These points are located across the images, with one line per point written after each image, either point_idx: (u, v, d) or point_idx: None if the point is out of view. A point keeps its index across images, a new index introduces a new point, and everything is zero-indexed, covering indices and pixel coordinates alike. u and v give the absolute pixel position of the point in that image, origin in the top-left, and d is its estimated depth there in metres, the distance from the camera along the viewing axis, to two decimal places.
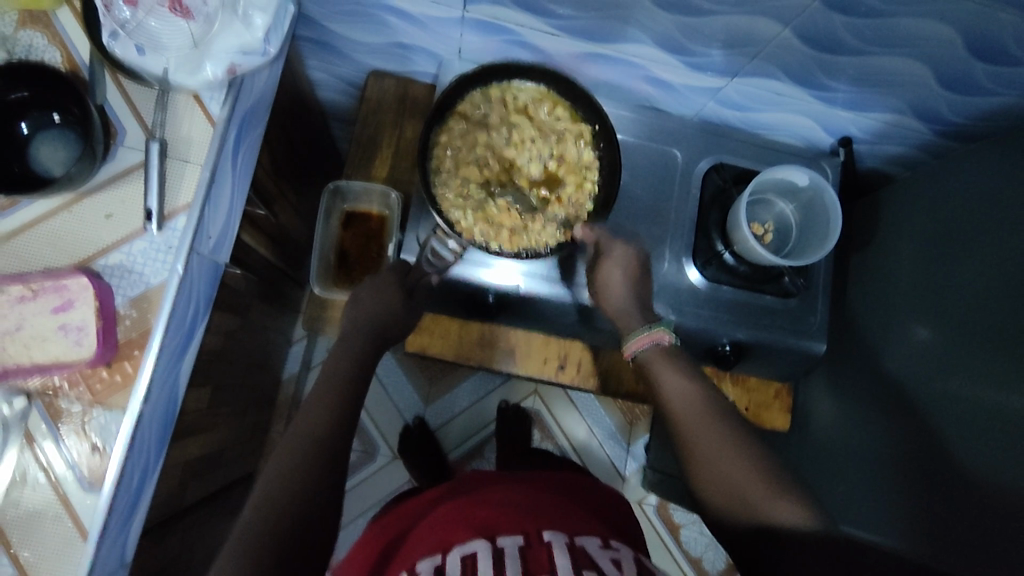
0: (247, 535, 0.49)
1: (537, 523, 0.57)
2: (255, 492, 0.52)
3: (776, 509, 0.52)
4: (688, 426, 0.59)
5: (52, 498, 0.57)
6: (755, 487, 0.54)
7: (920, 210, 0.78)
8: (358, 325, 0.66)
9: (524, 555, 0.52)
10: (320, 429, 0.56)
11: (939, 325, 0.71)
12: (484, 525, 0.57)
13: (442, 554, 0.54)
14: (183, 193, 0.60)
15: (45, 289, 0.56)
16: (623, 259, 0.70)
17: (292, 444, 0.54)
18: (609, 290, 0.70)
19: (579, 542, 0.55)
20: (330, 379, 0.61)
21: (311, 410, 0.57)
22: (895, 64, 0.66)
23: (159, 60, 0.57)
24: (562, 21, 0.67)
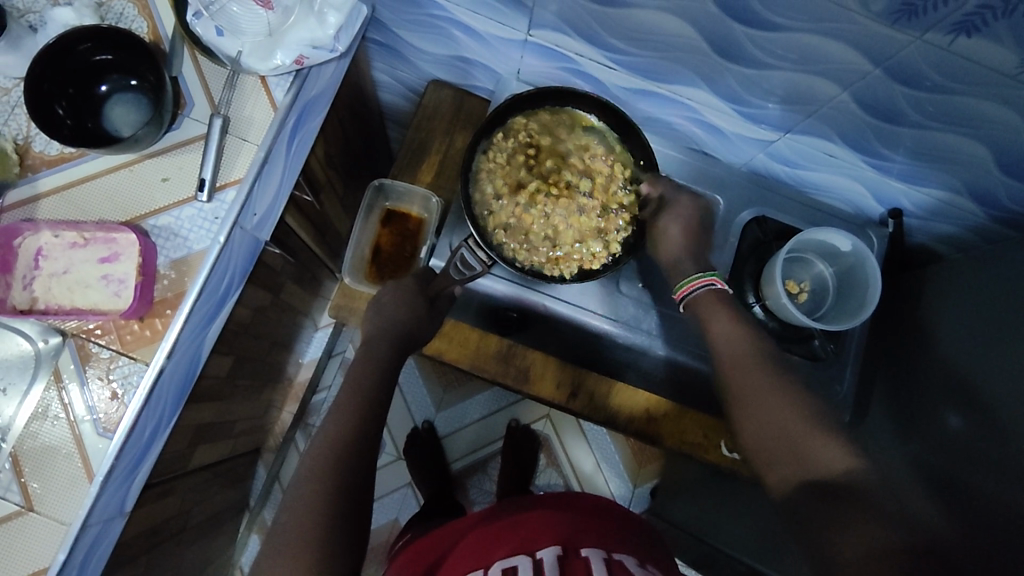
0: (286, 527, 0.50)
1: (578, 537, 0.58)
2: (289, 494, 0.53)
3: (813, 446, 0.51)
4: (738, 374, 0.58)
5: (68, 437, 0.60)
6: (793, 425, 0.53)
7: (966, 295, 0.76)
8: (383, 327, 0.65)
9: (562, 566, 0.53)
10: (350, 430, 0.56)
11: (972, 414, 0.68)
12: (527, 538, 0.58)
13: (484, 570, 0.55)
14: (236, 169, 0.63)
15: (95, 239, 0.60)
16: (683, 210, 0.70)
17: (323, 445, 0.55)
18: (666, 239, 0.69)
19: (616, 558, 0.55)
20: (356, 381, 0.60)
21: (341, 411, 0.58)
22: (955, 142, 0.65)
23: (235, 42, 0.61)
24: (622, 57, 0.68)
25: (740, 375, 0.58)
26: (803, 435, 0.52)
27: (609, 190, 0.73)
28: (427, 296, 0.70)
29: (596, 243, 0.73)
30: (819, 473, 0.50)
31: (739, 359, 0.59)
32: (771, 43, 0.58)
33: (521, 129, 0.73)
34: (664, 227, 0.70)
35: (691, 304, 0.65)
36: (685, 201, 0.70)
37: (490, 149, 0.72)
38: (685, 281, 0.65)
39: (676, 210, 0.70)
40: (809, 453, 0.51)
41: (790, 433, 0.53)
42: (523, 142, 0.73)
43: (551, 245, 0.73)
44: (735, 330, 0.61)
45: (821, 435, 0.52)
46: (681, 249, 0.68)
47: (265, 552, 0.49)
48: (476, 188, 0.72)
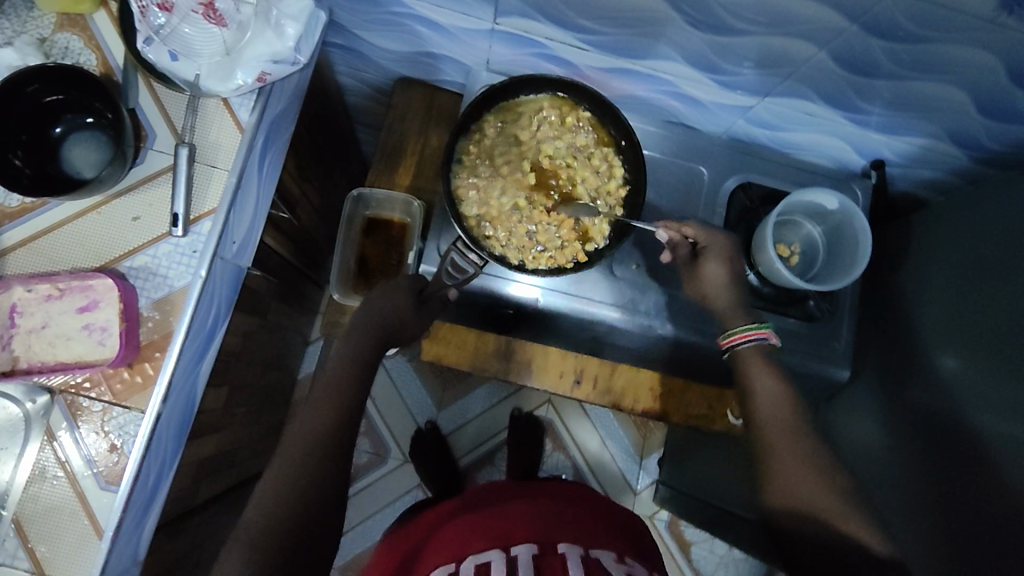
0: (257, 521, 0.48)
1: (556, 534, 0.56)
2: (263, 484, 0.51)
3: (846, 525, 0.51)
4: (778, 438, 0.57)
5: (70, 494, 0.58)
6: (829, 505, 0.52)
7: (952, 238, 0.76)
8: (368, 320, 0.63)
9: (537, 562, 0.52)
10: (322, 425, 0.54)
11: (968, 356, 0.69)
12: (502, 534, 0.56)
13: (456, 564, 0.54)
14: (209, 198, 0.61)
15: (71, 288, 0.57)
16: (723, 251, 0.68)
17: (298, 440, 0.53)
18: (710, 287, 0.68)
19: (594, 555, 0.54)
20: (332, 380, 0.58)
21: (315, 406, 0.56)
22: (932, 89, 0.64)
23: (190, 66, 0.58)
24: (592, 36, 0.66)
25: (781, 440, 0.56)
26: (842, 515, 0.51)
27: (593, 174, 0.72)
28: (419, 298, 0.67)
29: (585, 234, 0.71)
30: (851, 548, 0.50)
31: (782, 425, 0.57)
32: (742, 8, 0.57)
33: (497, 125, 0.71)
34: (705, 268, 0.68)
35: (739, 355, 0.63)
36: (720, 240, 0.68)
37: (468, 148, 0.71)
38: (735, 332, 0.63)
39: (716, 251, 0.68)
40: (848, 534, 0.51)
41: (827, 510, 0.52)
42: (501, 137, 0.72)
43: (541, 240, 0.71)
44: (775, 389, 0.59)
45: (855, 517, 0.51)
46: (722, 290, 0.67)
47: (232, 546, 0.48)
48: (456, 186, 0.71)
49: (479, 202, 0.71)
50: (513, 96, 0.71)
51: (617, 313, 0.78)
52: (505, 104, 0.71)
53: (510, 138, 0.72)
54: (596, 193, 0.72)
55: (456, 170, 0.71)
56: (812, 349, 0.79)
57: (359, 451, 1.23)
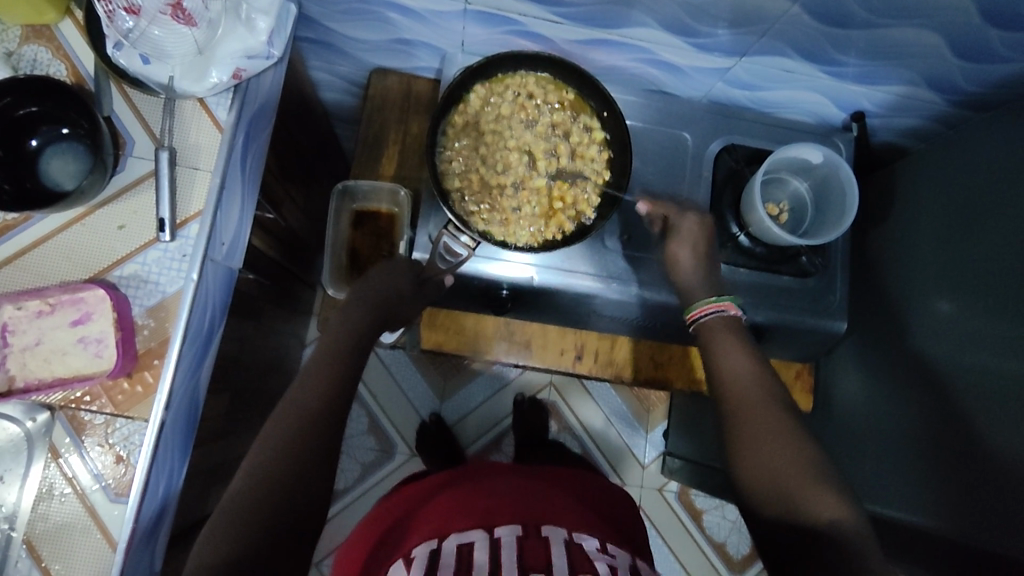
0: (238, 498, 0.47)
1: (543, 517, 0.57)
2: (247, 461, 0.50)
3: (811, 497, 0.50)
4: (745, 408, 0.56)
5: (80, 510, 0.57)
6: (794, 477, 0.51)
7: (936, 182, 0.77)
8: (363, 300, 0.64)
9: (521, 543, 0.52)
10: (315, 402, 0.53)
11: (963, 298, 0.69)
12: (485, 514, 0.57)
13: (438, 540, 0.54)
14: (194, 201, 0.60)
15: (62, 303, 0.57)
16: (692, 235, 0.68)
17: (289, 415, 0.52)
18: (676, 267, 0.68)
19: (577, 540, 0.54)
20: (325, 358, 0.57)
21: (307, 382, 0.55)
22: (906, 35, 0.65)
23: (164, 68, 0.58)
24: (566, 9, 0.66)
25: (751, 411, 0.55)
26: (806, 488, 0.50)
27: (575, 151, 0.73)
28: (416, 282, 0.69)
29: (568, 211, 0.72)
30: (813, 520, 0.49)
31: (749, 396, 0.56)
32: None
33: (485, 100, 0.71)
34: (673, 249, 0.68)
35: (705, 326, 0.63)
36: (692, 222, 0.69)
37: (454, 122, 0.71)
38: (703, 302, 0.63)
39: (685, 235, 0.68)
40: (812, 509, 0.49)
41: (792, 484, 0.51)
42: (488, 112, 0.72)
43: (524, 215, 0.72)
44: (745, 365, 0.58)
45: (821, 489, 0.50)
46: (693, 272, 0.67)
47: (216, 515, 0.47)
48: (442, 158, 0.71)
49: (464, 176, 0.71)
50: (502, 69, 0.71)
51: (611, 285, 0.76)
52: (493, 78, 0.71)
53: (497, 114, 0.72)
54: (581, 168, 0.72)
55: (443, 143, 0.71)
56: (809, 304, 0.79)
57: (365, 449, 1.23)
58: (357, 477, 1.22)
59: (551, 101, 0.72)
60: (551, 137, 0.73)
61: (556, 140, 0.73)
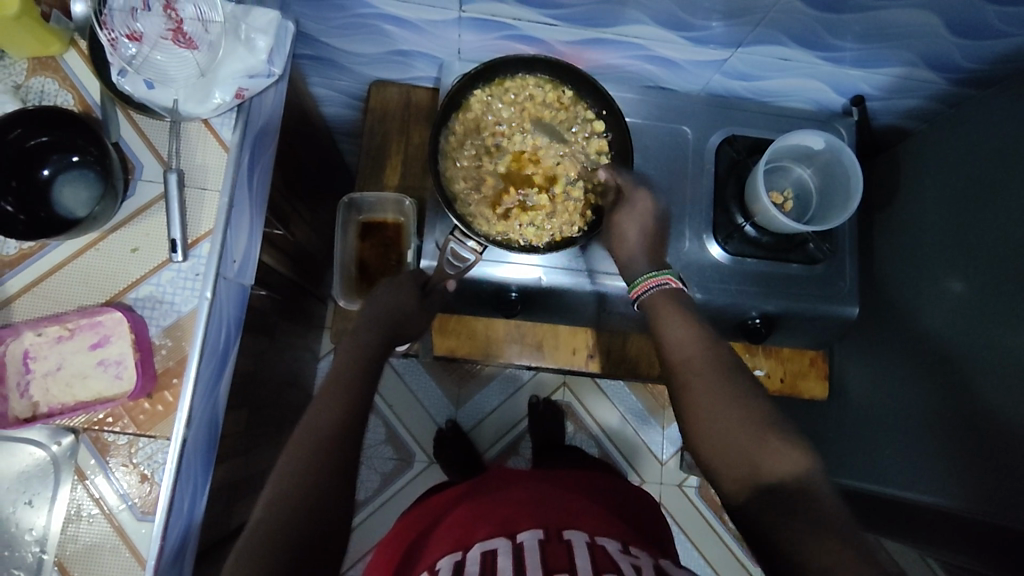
0: (263, 526, 0.47)
1: (564, 522, 0.57)
2: (267, 489, 0.49)
3: (767, 454, 0.48)
4: (688, 373, 0.54)
5: (108, 530, 0.58)
6: (744, 433, 0.49)
7: (942, 161, 0.76)
8: (372, 321, 0.64)
9: (543, 548, 0.52)
10: (333, 421, 0.53)
11: (976, 276, 0.69)
12: (506, 522, 0.57)
13: (461, 552, 0.54)
14: (204, 220, 0.61)
15: (81, 327, 0.58)
16: (643, 212, 0.68)
17: (308, 437, 0.52)
18: (622, 240, 0.67)
19: (599, 542, 0.54)
20: (335, 380, 0.57)
21: (323, 402, 0.55)
22: (901, 15, 0.65)
23: (168, 92, 0.59)
24: (560, 11, 0.67)
25: (695, 374, 0.54)
26: (757, 445, 0.49)
27: (584, 152, 0.73)
28: (424, 293, 0.70)
29: (574, 213, 0.72)
30: (770, 473, 0.47)
31: (691, 361, 0.55)
32: None
33: (486, 107, 0.72)
34: (619, 223, 0.67)
35: (644, 303, 0.62)
36: (644, 198, 0.68)
37: (456, 128, 0.71)
38: (640, 279, 0.63)
39: (636, 209, 0.68)
40: (765, 467, 0.48)
41: (746, 441, 0.49)
42: (490, 119, 0.72)
43: (530, 218, 0.72)
44: (686, 333, 0.57)
45: (775, 441, 0.48)
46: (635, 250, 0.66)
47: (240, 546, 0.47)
48: (446, 164, 0.71)
49: (468, 183, 0.72)
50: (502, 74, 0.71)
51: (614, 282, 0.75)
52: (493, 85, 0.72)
53: (498, 120, 0.73)
54: (585, 171, 0.73)
55: (446, 150, 0.71)
56: (818, 291, 0.79)
57: (383, 458, 1.24)
58: (377, 487, 1.22)
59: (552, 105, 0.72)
60: (554, 141, 0.73)
61: (559, 144, 0.73)
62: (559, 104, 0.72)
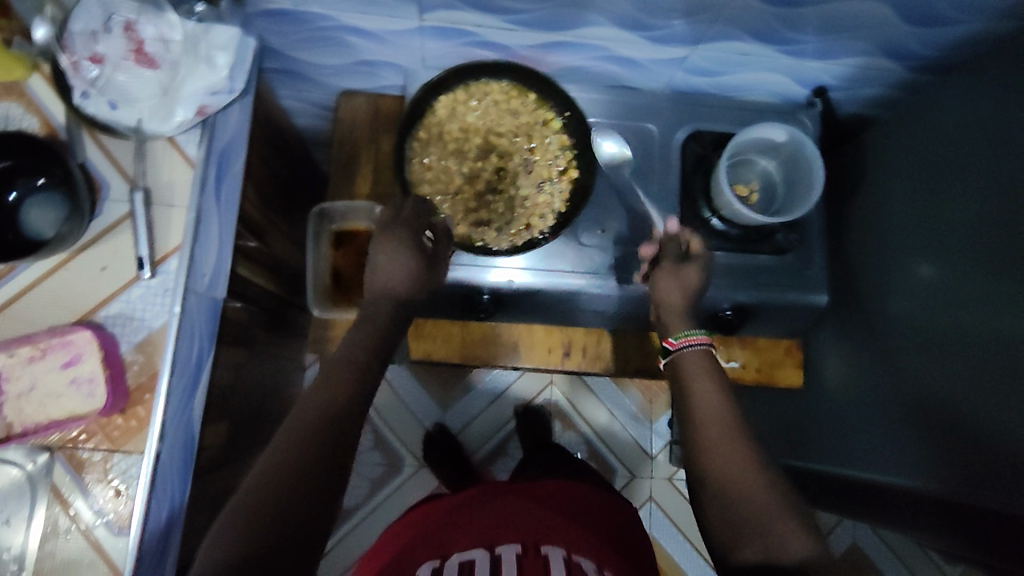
0: (242, 506, 0.47)
1: (543, 535, 0.61)
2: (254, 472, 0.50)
3: (783, 530, 0.50)
4: (717, 436, 0.57)
5: (85, 546, 0.59)
6: (772, 512, 0.51)
7: (905, 148, 0.77)
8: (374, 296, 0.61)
9: (522, 563, 0.56)
10: (324, 412, 0.53)
11: (942, 261, 0.69)
12: (486, 534, 0.61)
13: (440, 560, 0.58)
14: (172, 236, 0.62)
15: (52, 346, 0.58)
16: (687, 278, 0.67)
17: (296, 424, 0.52)
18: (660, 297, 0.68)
19: (577, 559, 0.58)
20: (332, 366, 0.56)
21: (318, 392, 0.54)
22: (855, 7, 0.65)
23: (132, 111, 0.60)
24: (519, 16, 0.68)
25: (721, 439, 0.56)
26: (783, 523, 0.51)
27: (550, 157, 0.74)
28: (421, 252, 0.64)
29: (543, 213, 0.73)
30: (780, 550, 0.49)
31: (717, 419, 0.57)
32: None
33: (455, 109, 0.73)
34: (661, 286, 0.68)
35: (676, 357, 0.64)
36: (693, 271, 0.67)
37: (423, 132, 0.72)
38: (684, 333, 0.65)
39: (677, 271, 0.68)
40: (782, 539, 0.50)
41: (767, 514, 0.51)
42: (458, 122, 0.73)
43: (497, 218, 0.74)
44: (713, 391, 0.60)
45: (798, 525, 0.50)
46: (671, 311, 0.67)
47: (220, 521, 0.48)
48: (413, 167, 0.72)
49: (436, 185, 0.73)
50: (469, 78, 0.72)
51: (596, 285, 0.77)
52: (461, 88, 0.73)
53: (465, 123, 0.73)
54: (552, 171, 0.74)
55: (412, 153, 0.72)
56: (787, 280, 0.79)
57: (373, 464, 1.25)
58: (367, 493, 1.23)
59: (519, 108, 0.73)
60: (521, 143, 0.74)
61: (526, 146, 0.74)
62: (525, 107, 0.73)
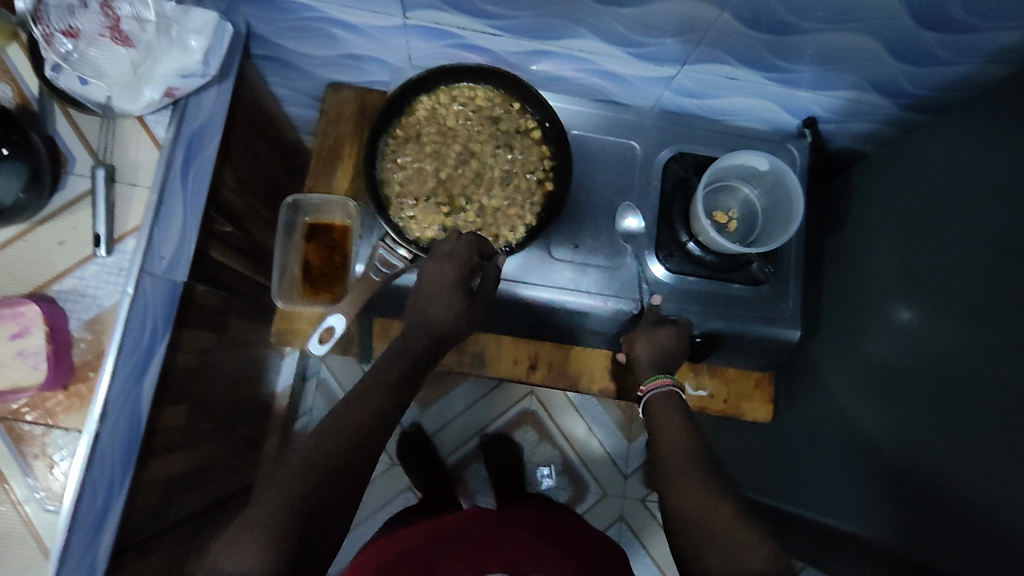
0: (270, 497, 0.45)
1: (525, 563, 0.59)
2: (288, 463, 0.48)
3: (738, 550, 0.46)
4: (673, 470, 0.55)
5: (16, 519, 0.59)
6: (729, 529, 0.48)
7: (890, 188, 0.75)
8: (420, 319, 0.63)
9: None
10: (363, 420, 0.53)
11: (914, 305, 0.67)
12: (468, 559, 0.58)
13: None
14: (132, 216, 0.62)
15: (2, 317, 0.58)
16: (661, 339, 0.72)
17: (336, 424, 0.51)
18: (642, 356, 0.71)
19: None
20: (377, 380, 0.57)
21: (358, 400, 0.54)
22: (844, 40, 0.64)
23: (102, 87, 0.60)
24: (503, 22, 0.67)
25: (676, 471, 0.55)
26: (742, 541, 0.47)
27: (527, 169, 0.73)
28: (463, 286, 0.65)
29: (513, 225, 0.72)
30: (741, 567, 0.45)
31: (676, 452, 0.57)
32: None
33: (435, 111, 0.73)
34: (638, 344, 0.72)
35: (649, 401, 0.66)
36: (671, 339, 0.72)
37: (400, 129, 0.72)
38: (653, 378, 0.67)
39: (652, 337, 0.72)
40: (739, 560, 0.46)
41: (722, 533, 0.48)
42: (437, 124, 0.73)
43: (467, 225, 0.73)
44: (678, 430, 0.60)
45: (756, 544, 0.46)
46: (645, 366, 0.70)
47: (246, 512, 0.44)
48: (385, 164, 0.72)
49: (407, 185, 0.72)
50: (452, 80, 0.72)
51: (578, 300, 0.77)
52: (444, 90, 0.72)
53: (445, 125, 0.73)
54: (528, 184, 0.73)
55: (386, 150, 0.72)
56: (758, 311, 0.78)
57: None
58: None
59: (500, 117, 0.73)
60: (498, 152, 0.73)
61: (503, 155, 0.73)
62: (506, 116, 0.73)
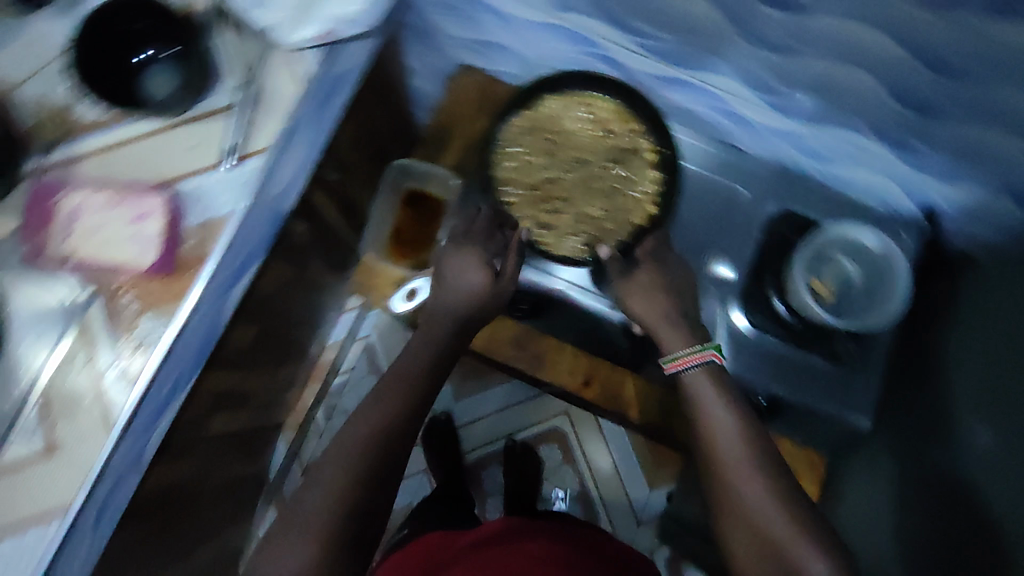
0: (317, 507, 0.57)
1: None
2: (324, 474, 0.58)
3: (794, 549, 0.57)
4: (732, 470, 0.61)
5: (91, 387, 0.62)
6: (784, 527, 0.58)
7: (994, 298, 0.72)
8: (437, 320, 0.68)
9: None
10: (379, 417, 0.61)
11: (997, 424, 0.64)
12: None
13: None
14: (263, 136, 0.65)
15: (130, 198, 0.63)
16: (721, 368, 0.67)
17: (357, 435, 0.60)
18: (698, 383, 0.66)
19: None
20: (399, 374, 0.65)
21: (374, 403, 0.62)
22: (989, 137, 0.62)
23: (269, 14, 0.62)
24: (649, 42, 0.68)
25: (733, 470, 0.61)
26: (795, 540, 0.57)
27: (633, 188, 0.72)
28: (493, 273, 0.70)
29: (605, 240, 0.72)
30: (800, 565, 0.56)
31: (730, 449, 0.63)
32: (796, 28, 0.57)
33: (557, 112, 0.74)
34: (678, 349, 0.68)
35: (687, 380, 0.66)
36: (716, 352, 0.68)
37: (519, 121, 0.74)
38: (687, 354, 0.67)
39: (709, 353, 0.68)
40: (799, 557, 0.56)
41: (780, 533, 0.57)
42: (557, 125, 0.74)
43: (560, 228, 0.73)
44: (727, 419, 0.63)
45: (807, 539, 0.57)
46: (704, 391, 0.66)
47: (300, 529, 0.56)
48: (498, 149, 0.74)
49: (513, 175, 0.74)
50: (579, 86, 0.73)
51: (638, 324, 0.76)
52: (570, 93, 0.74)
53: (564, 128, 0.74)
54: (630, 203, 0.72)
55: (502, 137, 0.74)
56: (826, 388, 0.76)
57: None
58: None
59: (619, 131, 0.73)
60: (609, 165, 0.73)
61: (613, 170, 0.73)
62: (625, 132, 0.72)
